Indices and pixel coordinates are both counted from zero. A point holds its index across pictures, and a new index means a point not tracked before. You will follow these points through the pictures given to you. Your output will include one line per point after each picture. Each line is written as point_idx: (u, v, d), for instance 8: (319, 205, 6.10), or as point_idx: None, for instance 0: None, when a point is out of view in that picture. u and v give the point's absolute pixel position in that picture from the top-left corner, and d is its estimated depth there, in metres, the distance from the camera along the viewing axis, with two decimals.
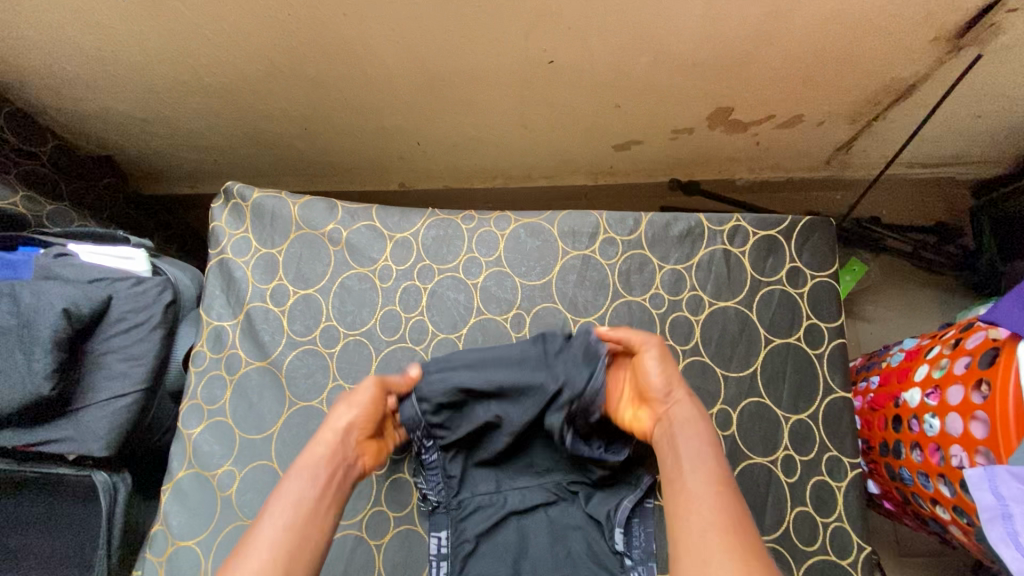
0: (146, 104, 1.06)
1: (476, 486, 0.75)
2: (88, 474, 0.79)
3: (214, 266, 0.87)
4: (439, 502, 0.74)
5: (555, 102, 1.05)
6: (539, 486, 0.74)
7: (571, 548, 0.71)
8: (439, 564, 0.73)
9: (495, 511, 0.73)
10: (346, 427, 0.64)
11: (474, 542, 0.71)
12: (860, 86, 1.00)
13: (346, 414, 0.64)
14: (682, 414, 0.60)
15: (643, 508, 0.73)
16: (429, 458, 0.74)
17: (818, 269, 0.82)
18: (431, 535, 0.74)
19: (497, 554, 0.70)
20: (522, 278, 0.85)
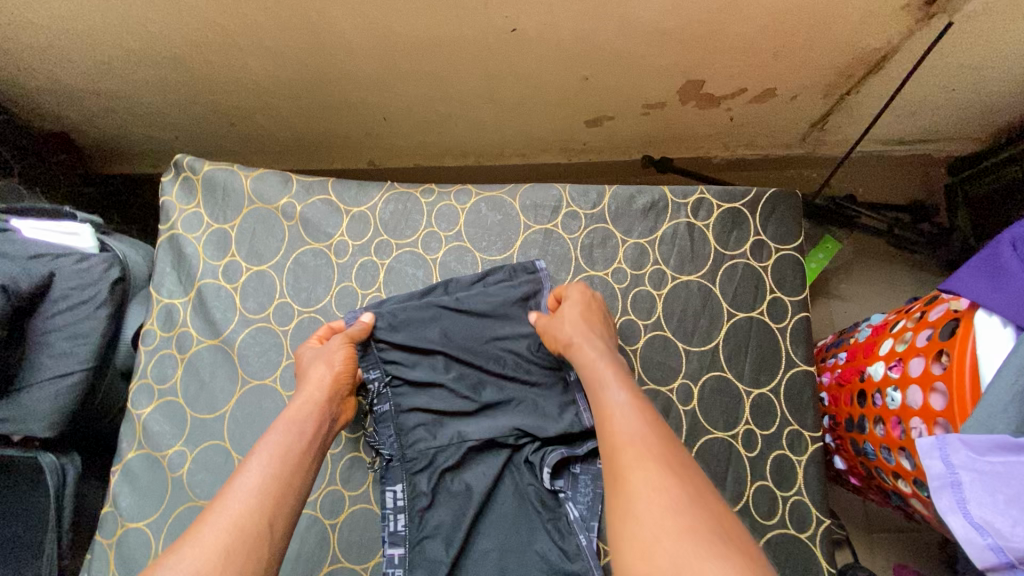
0: (98, 77, 1.02)
1: (431, 438, 0.74)
2: (35, 455, 0.77)
3: (165, 242, 0.84)
4: (392, 456, 0.73)
5: (523, 74, 1.02)
6: (491, 430, 0.73)
7: (524, 494, 0.73)
8: (395, 518, 0.71)
9: (449, 457, 0.73)
10: (331, 383, 0.68)
11: (429, 495, 0.72)
12: (832, 57, 0.98)
13: (321, 371, 0.69)
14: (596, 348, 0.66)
15: (594, 467, 0.74)
16: (381, 409, 0.75)
17: (782, 242, 0.81)
18: (385, 489, 0.73)
19: (451, 499, 0.72)
20: (482, 252, 0.83)
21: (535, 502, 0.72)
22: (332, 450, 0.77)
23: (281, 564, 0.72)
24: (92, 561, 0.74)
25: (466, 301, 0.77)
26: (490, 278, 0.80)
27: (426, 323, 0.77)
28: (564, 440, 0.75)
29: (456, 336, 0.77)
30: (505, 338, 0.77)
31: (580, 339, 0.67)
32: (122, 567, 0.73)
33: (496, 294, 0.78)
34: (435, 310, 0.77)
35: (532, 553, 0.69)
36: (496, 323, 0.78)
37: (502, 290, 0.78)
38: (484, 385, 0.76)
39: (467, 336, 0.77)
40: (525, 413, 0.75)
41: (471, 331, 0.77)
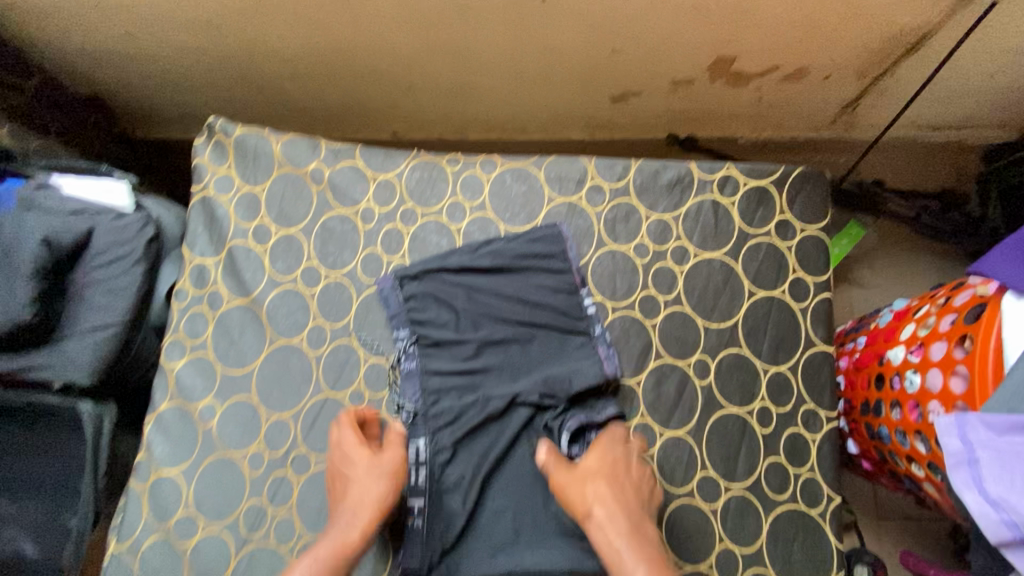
0: (132, 40, 1.03)
1: (455, 396, 0.77)
2: (73, 404, 0.80)
3: (197, 204, 0.86)
4: (417, 411, 0.77)
5: (551, 47, 1.01)
6: (510, 390, 0.76)
7: (541, 458, 0.75)
8: (418, 470, 0.74)
9: (473, 416, 0.75)
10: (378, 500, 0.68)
11: (450, 450, 0.75)
12: (868, 36, 0.96)
13: (376, 489, 0.68)
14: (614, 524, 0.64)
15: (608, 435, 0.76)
16: (407, 366, 0.79)
17: (808, 222, 0.81)
18: (409, 443, 0.76)
19: (472, 456, 0.75)
20: (506, 223, 0.84)
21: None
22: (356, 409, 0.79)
23: (305, 515, 0.76)
24: (127, 505, 0.78)
25: (486, 262, 0.80)
26: (513, 241, 0.81)
27: (455, 284, 0.80)
28: (583, 407, 0.76)
29: (478, 297, 0.79)
30: (525, 299, 0.79)
31: (603, 511, 0.65)
32: (156, 511, 0.77)
33: (525, 259, 0.80)
34: (458, 273, 0.80)
35: (548, 512, 0.73)
36: (517, 282, 0.80)
37: (533, 254, 0.80)
38: (503, 345, 0.78)
39: (488, 297, 0.79)
40: (548, 379, 0.76)
41: (493, 292, 0.79)
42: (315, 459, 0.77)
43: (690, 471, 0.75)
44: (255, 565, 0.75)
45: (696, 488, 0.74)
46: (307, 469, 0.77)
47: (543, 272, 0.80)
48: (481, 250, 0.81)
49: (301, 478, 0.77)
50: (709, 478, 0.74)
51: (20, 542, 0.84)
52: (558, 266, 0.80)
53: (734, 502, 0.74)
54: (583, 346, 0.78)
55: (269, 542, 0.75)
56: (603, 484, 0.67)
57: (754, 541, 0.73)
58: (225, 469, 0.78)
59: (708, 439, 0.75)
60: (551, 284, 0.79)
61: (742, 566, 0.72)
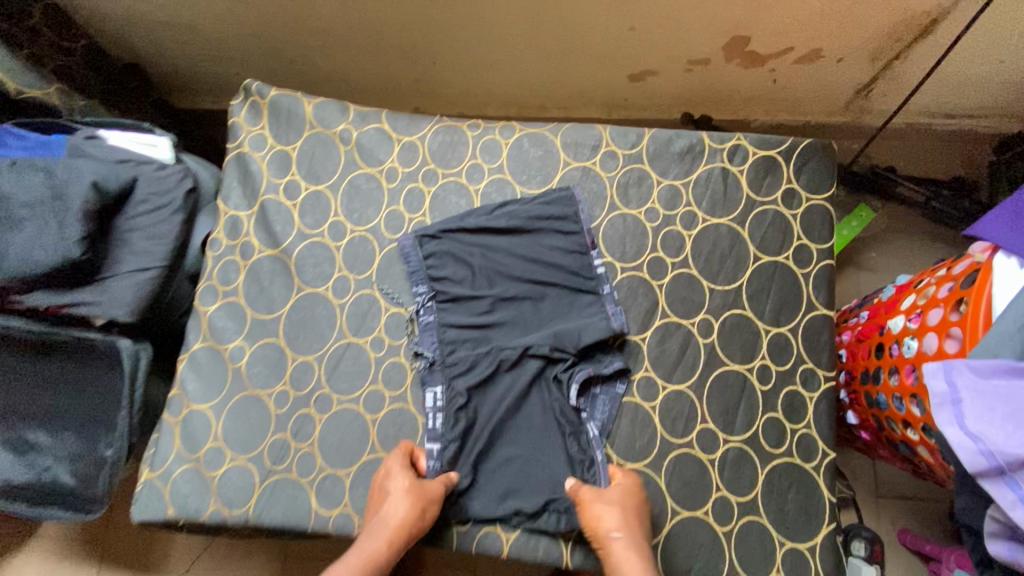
0: (174, 9, 1.09)
1: (470, 347, 0.81)
2: (113, 340, 0.86)
3: (232, 160, 0.91)
4: (435, 360, 0.81)
5: (571, 24, 1.05)
6: (522, 342, 0.80)
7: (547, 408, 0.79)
8: (436, 416, 0.79)
9: (487, 365, 0.80)
10: (400, 520, 0.70)
11: (465, 396, 0.79)
12: (881, 18, 0.99)
13: (402, 508, 0.70)
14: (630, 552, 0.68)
15: (613, 389, 0.80)
16: (426, 318, 0.83)
17: (814, 192, 0.84)
18: (427, 390, 0.80)
19: (486, 404, 0.79)
20: (522, 186, 0.88)
21: (562, 414, 0.78)
22: (376, 353, 0.84)
23: (325, 451, 0.81)
24: (161, 435, 0.84)
25: (502, 223, 0.84)
26: (529, 202, 0.85)
27: (472, 241, 0.84)
28: (590, 361, 0.81)
29: (494, 256, 0.84)
30: (538, 259, 0.83)
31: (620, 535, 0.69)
32: (187, 442, 0.83)
33: (540, 219, 0.84)
34: (475, 235, 0.84)
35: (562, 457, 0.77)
36: (531, 243, 0.84)
37: (547, 215, 0.84)
38: (517, 301, 0.82)
39: (504, 257, 0.83)
40: (559, 333, 0.79)
41: (507, 251, 0.84)
42: (337, 399, 0.82)
43: (690, 423, 0.78)
44: (278, 494, 0.80)
45: (695, 439, 0.78)
46: (329, 408, 0.82)
47: (555, 233, 0.84)
48: (496, 212, 0.85)
49: (323, 416, 0.82)
50: (708, 430, 0.78)
51: (61, 471, 0.90)
52: (571, 228, 0.84)
53: (731, 453, 0.77)
54: (592, 305, 0.82)
55: (291, 474, 0.80)
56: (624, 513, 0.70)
57: (749, 491, 0.76)
58: (252, 405, 0.83)
59: (709, 393, 0.79)
60: (563, 244, 0.83)
61: (737, 514, 0.76)
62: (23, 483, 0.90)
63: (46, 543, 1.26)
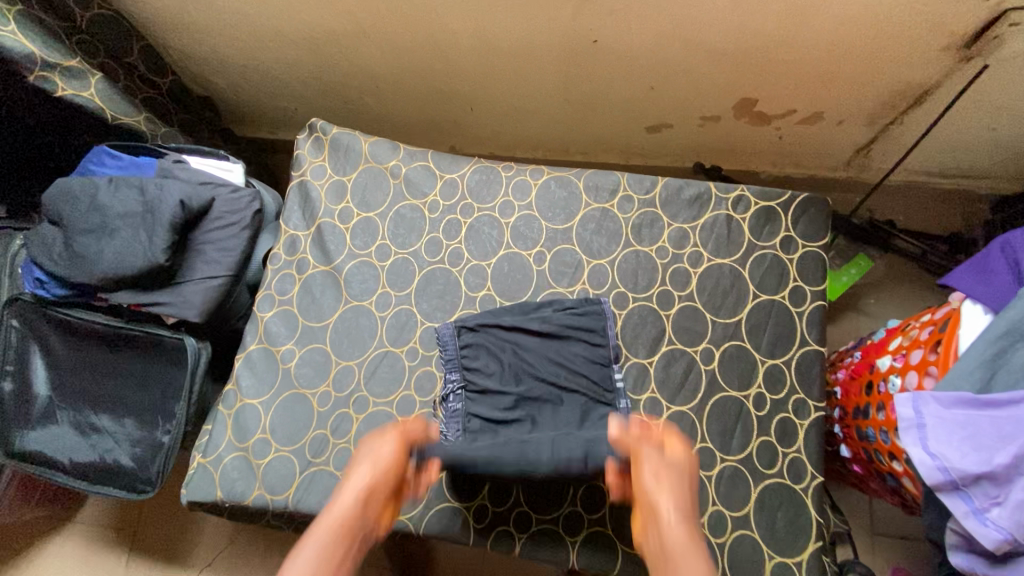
0: (249, 54, 1.25)
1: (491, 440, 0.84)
2: (181, 338, 0.98)
3: (295, 186, 1.04)
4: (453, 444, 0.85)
5: (597, 81, 1.18)
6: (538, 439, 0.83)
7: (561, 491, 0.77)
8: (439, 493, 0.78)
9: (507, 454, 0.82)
10: (361, 486, 0.67)
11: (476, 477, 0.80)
12: (875, 88, 1.10)
13: (362, 469, 0.68)
14: (680, 525, 0.60)
15: None
16: (452, 405, 0.88)
17: (809, 239, 0.93)
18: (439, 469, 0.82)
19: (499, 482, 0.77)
20: (548, 221, 0.99)
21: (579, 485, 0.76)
22: (410, 363, 0.94)
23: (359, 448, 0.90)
24: (214, 425, 0.94)
25: (535, 325, 0.90)
26: (560, 304, 0.92)
27: (502, 338, 0.90)
28: None
29: (525, 355, 0.89)
30: (566, 366, 0.88)
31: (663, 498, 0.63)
32: (238, 432, 0.93)
33: (570, 327, 0.90)
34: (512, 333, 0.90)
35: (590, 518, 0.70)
36: (560, 348, 0.89)
37: (578, 324, 0.90)
38: (539, 402, 0.87)
39: (533, 358, 0.89)
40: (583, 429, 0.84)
41: (537, 353, 0.89)
42: (373, 401, 0.92)
43: (691, 441, 0.86)
44: (314, 484, 0.89)
45: (694, 456, 0.86)
46: (365, 410, 0.92)
47: (586, 344, 0.89)
48: (533, 316, 0.91)
49: (360, 417, 0.92)
50: (706, 449, 0.86)
51: (120, 453, 1.00)
52: (598, 341, 0.89)
53: (727, 471, 0.85)
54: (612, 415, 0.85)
55: (328, 467, 0.90)
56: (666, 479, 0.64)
57: (743, 507, 0.83)
58: (298, 402, 0.94)
59: (707, 414, 0.87)
60: (589, 354, 0.89)
61: (731, 527, 0.83)
62: (87, 462, 1.01)
63: (84, 530, 1.35)
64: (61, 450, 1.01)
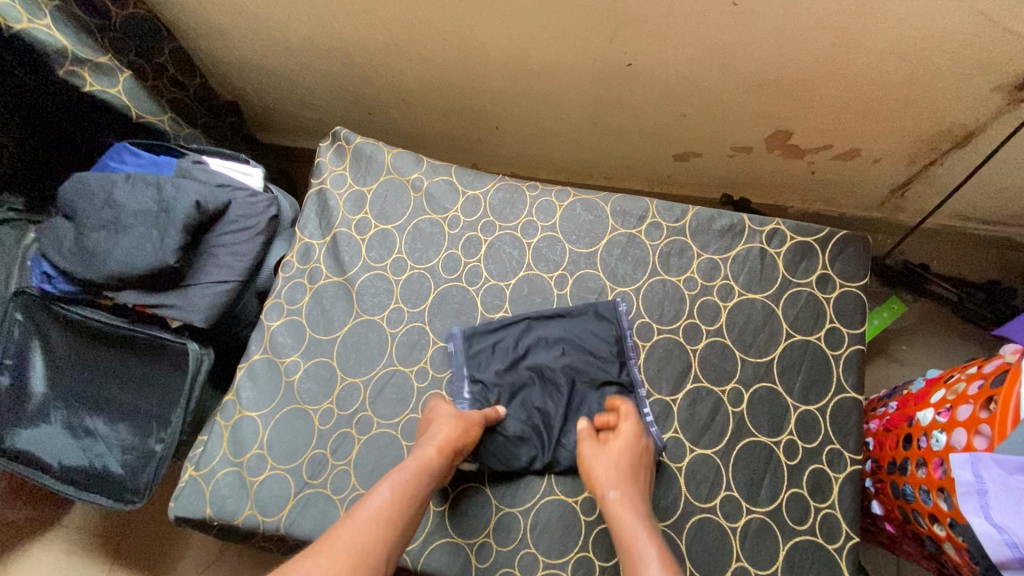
0: (278, 61, 1.24)
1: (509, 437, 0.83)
2: (183, 343, 0.94)
3: (314, 194, 1.02)
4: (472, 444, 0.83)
5: (628, 105, 1.15)
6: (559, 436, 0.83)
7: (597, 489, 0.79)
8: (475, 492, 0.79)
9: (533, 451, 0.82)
10: (444, 442, 0.76)
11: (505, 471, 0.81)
12: (918, 126, 1.06)
13: (448, 428, 0.78)
14: (629, 507, 0.71)
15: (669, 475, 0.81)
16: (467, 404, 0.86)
17: (847, 279, 0.87)
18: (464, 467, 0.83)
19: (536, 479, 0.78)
20: (572, 245, 0.95)
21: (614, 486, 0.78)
22: (420, 384, 0.89)
23: (359, 472, 0.85)
24: (210, 437, 0.90)
25: (544, 327, 0.90)
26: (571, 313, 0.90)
27: (511, 339, 0.89)
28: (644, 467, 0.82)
29: (534, 355, 0.88)
30: (577, 366, 0.87)
31: (613, 483, 0.73)
32: (234, 446, 0.88)
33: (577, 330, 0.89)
34: (530, 371, 0.87)
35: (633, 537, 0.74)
36: (570, 349, 0.88)
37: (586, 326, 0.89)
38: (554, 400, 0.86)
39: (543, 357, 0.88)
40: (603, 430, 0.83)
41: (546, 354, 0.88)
42: (377, 422, 0.87)
43: (714, 488, 0.80)
44: (310, 507, 0.83)
45: (718, 505, 0.80)
46: (368, 430, 0.87)
47: (603, 386, 0.86)
48: (550, 343, 0.89)
49: (362, 438, 0.87)
50: (730, 498, 0.80)
51: (111, 460, 0.96)
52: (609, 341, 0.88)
53: (753, 524, 0.79)
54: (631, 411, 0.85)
55: (326, 489, 0.84)
56: (615, 471, 0.74)
57: (770, 564, 0.77)
58: (298, 418, 0.89)
59: (733, 460, 0.81)
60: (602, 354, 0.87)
61: None
62: (76, 467, 0.96)
63: (67, 535, 1.30)
64: (51, 451, 0.97)
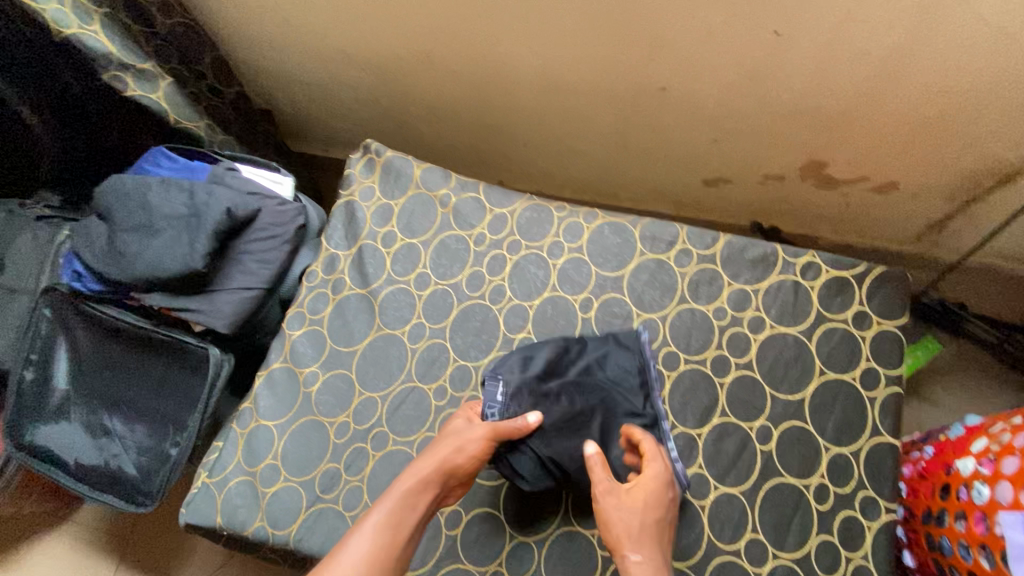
0: (312, 73, 1.26)
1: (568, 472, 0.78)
2: (204, 348, 0.94)
3: (341, 205, 1.02)
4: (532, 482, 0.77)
5: (659, 128, 1.14)
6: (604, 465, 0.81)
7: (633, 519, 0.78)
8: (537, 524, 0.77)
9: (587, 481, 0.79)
10: (443, 462, 0.73)
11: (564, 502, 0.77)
12: (960, 162, 1.03)
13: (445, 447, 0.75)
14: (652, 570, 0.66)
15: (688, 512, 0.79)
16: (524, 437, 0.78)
17: (885, 316, 0.83)
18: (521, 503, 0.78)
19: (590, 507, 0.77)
20: (598, 268, 0.93)
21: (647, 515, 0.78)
22: (438, 402, 0.88)
23: (372, 489, 0.83)
24: (224, 444, 0.89)
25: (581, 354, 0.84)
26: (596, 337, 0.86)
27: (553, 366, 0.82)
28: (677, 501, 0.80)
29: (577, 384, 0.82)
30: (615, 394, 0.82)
31: (635, 540, 0.68)
32: (248, 455, 0.88)
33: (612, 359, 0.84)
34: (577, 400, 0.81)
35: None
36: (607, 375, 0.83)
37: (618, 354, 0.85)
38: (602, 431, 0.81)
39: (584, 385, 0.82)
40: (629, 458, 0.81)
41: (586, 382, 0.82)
42: (393, 439, 0.86)
43: (739, 530, 0.77)
44: (320, 523, 0.82)
45: (743, 548, 0.77)
46: (384, 447, 0.86)
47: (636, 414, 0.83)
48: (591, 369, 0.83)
49: (377, 454, 0.85)
50: (756, 542, 0.77)
51: (127, 461, 0.96)
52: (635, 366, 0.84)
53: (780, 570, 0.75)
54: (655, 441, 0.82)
55: (337, 505, 0.83)
56: (637, 525, 0.69)
57: None
58: (314, 430, 0.88)
59: (760, 501, 0.78)
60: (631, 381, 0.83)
61: None
62: (92, 466, 0.97)
63: (78, 532, 1.30)
64: (69, 448, 0.98)
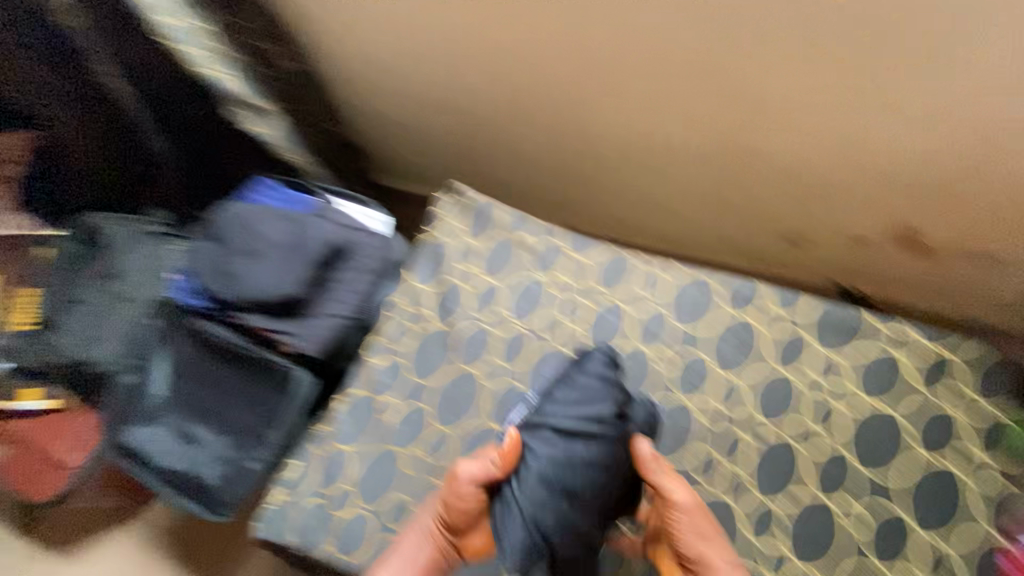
0: (403, 118, 1.33)
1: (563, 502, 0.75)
2: (291, 368, 0.99)
3: (426, 241, 1.06)
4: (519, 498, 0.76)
5: (742, 191, 1.12)
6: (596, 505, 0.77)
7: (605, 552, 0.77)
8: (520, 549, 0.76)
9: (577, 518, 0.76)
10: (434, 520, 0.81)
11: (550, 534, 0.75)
12: None
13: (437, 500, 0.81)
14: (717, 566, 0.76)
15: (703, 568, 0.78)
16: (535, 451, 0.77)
17: (987, 395, 0.79)
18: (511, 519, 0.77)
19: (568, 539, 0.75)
20: (676, 321, 0.93)
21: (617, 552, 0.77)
22: None
23: None
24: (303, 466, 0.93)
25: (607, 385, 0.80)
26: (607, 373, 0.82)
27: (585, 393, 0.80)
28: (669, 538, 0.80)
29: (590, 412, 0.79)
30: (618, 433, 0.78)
31: (697, 546, 0.76)
32: (325, 479, 0.92)
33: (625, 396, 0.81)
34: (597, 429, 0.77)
35: None
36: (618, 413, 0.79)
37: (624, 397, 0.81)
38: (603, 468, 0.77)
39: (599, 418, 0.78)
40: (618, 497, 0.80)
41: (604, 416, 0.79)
42: None
43: None
44: None
45: None
46: None
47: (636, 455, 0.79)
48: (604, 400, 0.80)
49: None
50: None
51: (210, 468, 1.02)
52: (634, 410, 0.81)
53: None
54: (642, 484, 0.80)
55: None
56: (696, 532, 0.77)
57: None
58: (389, 459, 0.91)
59: None
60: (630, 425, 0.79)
61: None
62: (179, 470, 1.04)
63: (142, 532, 1.36)
64: (158, 452, 1.05)
